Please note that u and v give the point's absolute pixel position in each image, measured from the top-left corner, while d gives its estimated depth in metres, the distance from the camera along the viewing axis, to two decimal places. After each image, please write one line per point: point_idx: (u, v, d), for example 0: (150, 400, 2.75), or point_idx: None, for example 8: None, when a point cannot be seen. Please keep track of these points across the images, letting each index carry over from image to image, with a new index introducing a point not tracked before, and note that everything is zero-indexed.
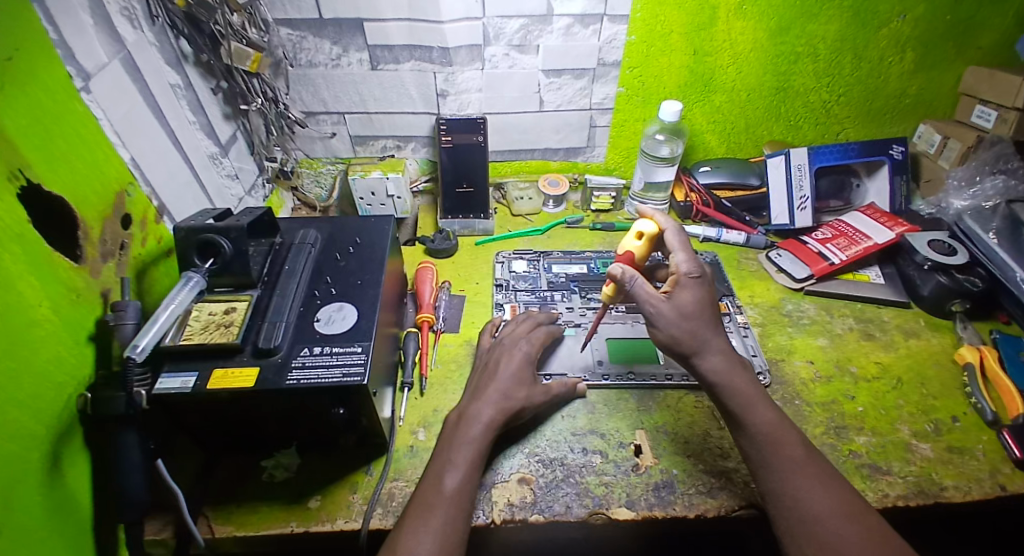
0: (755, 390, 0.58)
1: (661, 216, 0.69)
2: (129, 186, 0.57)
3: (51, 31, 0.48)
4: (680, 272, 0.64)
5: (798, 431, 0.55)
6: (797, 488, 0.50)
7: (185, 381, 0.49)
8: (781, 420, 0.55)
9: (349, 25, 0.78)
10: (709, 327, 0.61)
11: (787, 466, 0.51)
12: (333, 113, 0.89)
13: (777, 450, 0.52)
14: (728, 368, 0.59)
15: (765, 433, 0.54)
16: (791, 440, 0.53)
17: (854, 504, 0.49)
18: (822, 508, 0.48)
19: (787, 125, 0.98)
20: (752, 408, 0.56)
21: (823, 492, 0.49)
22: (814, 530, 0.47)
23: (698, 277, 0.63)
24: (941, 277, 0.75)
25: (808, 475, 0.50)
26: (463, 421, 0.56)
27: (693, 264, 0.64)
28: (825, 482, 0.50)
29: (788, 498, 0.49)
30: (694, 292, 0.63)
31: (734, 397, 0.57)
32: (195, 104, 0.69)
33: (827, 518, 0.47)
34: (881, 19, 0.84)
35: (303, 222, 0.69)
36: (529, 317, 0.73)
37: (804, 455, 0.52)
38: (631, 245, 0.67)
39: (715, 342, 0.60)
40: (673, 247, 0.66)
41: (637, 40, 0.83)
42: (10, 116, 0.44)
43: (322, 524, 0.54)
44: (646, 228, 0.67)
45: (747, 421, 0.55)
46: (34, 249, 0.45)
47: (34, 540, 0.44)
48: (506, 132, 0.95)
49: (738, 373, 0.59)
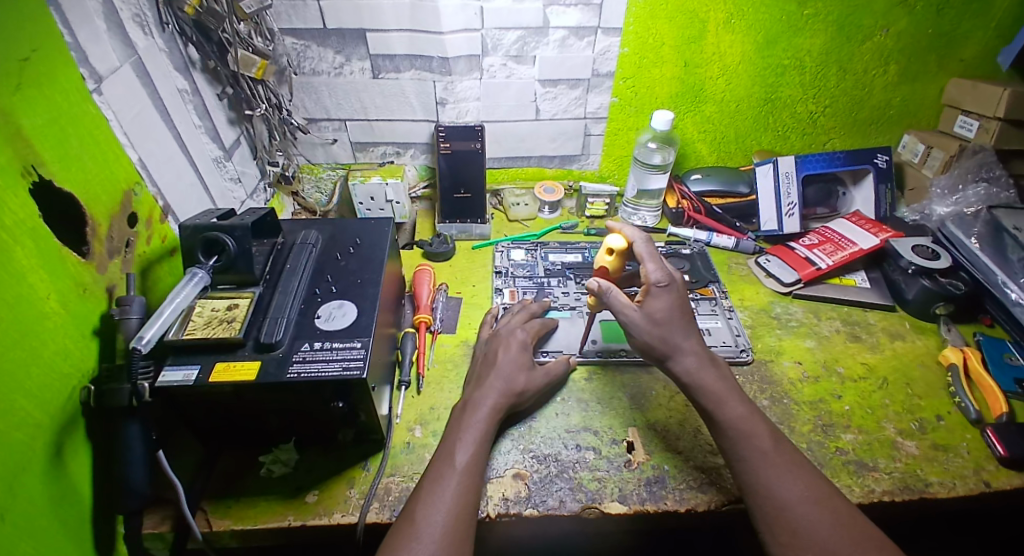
0: (725, 385, 0.60)
1: (629, 227, 0.67)
2: (137, 185, 0.58)
3: (67, 34, 0.50)
4: (650, 282, 0.64)
5: (768, 421, 0.57)
6: (768, 478, 0.52)
7: (188, 374, 0.50)
8: (750, 413, 0.57)
9: (352, 35, 0.81)
10: (680, 330, 0.63)
11: (756, 457, 0.53)
12: (335, 119, 0.92)
13: (746, 442, 0.55)
14: (700, 366, 0.62)
15: (734, 427, 0.56)
16: (758, 432, 0.55)
17: (822, 488, 0.51)
18: (790, 495, 0.50)
19: (775, 135, 1.01)
20: (723, 404, 0.58)
21: (791, 479, 0.51)
22: (786, 517, 0.49)
23: (667, 285, 0.64)
24: (925, 281, 0.78)
25: (777, 465, 0.52)
26: (469, 408, 0.59)
27: (663, 272, 0.64)
28: (795, 468, 0.52)
29: (759, 488, 0.51)
30: (666, 300, 0.63)
31: (706, 395, 0.59)
32: (202, 109, 0.71)
33: (797, 503, 0.49)
34: (864, 34, 0.87)
35: (305, 223, 0.71)
36: (525, 306, 0.77)
37: (772, 445, 0.54)
38: (603, 260, 0.67)
39: (687, 345, 0.63)
40: (643, 257, 0.65)
41: (630, 53, 0.87)
42: (28, 115, 0.46)
43: (319, 518, 0.55)
44: (615, 241, 0.66)
45: (718, 417, 0.58)
46: (46, 243, 0.46)
47: (36, 529, 0.44)
48: (503, 140, 0.98)
49: (709, 370, 0.61)
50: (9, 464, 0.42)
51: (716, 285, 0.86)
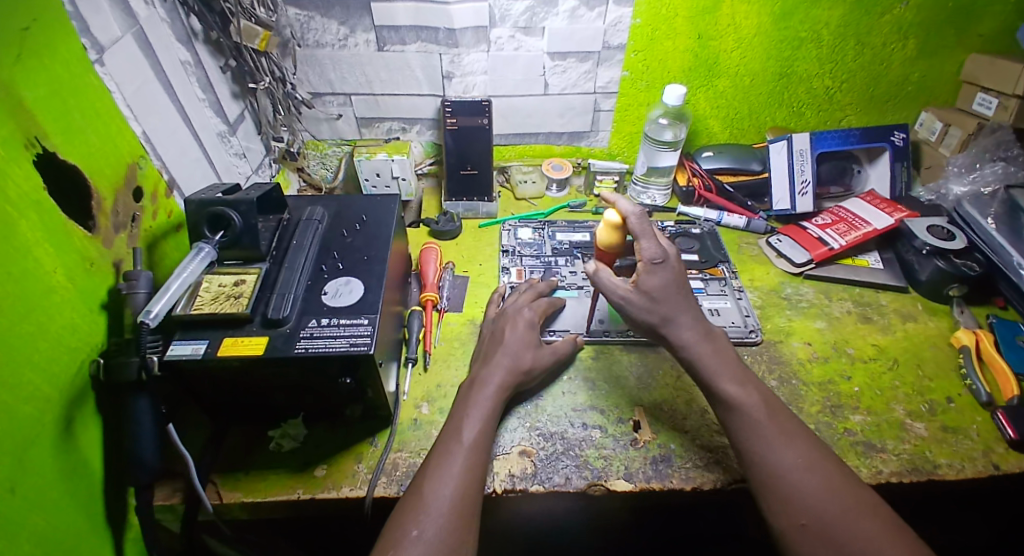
0: (722, 358, 0.60)
1: (624, 201, 0.63)
2: (141, 159, 0.58)
3: (68, 3, 0.49)
4: (643, 260, 0.63)
5: (765, 391, 0.57)
6: (762, 447, 0.52)
7: (196, 348, 0.50)
8: (744, 385, 0.57)
9: (356, 5, 0.79)
10: (679, 305, 0.62)
11: (749, 427, 0.53)
12: (339, 94, 0.90)
13: (739, 413, 0.55)
14: (697, 339, 0.61)
15: (727, 398, 0.56)
16: (752, 402, 0.55)
17: (818, 457, 0.51)
18: (783, 463, 0.50)
19: (789, 111, 0.98)
20: (717, 376, 0.58)
21: (786, 448, 0.51)
22: (779, 485, 0.49)
23: (661, 262, 0.63)
24: (939, 261, 0.76)
25: (771, 434, 0.52)
26: (476, 385, 0.59)
27: (657, 248, 0.63)
28: (789, 437, 0.52)
29: (753, 457, 0.52)
30: (661, 277, 0.62)
31: (700, 368, 0.59)
32: (205, 82, 0.69)
33: (790, 471, 0.49)
34: (885, 5, 0.84)
35: (311, 199, 0.70)
36: (532, 285, 0.76)
37: (766, 415, 0.54)
38: (604, 238, 0.64)
39: (684, 320, 0.62)
40: (636, 234, 0.63)
41: (642, 24, 0.84)
42: (29, 87, 0.45)
43: (328, 491, 0.56)
44: (612, 218, 0.62)
45: (713, 389, 0.58)
46: (51, 217, 0.46)
47: (48, 500, 0.45)
48: (511, 115, 0.96)
49: (706, 343, 0.61)
50: (19, 436, 0.42)
51: (726, 265, 0.85)
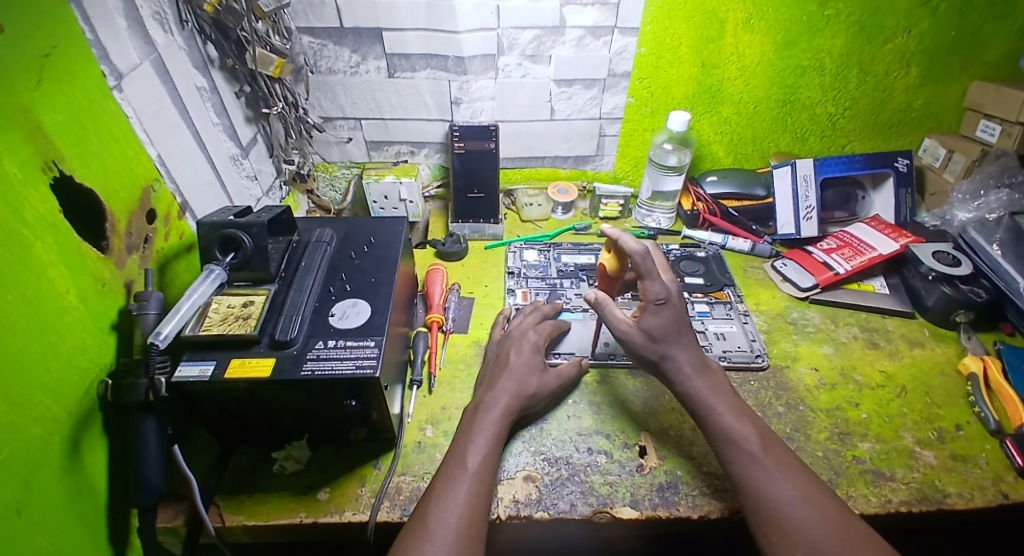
0: (717, 392, 0.60)
1: (627, 237, 0.61)
2: (155, 182, 0.59)
3: (88, 31, 0.51)
4: (647, 299, 0.62)
5: (760, 424, 0.57)
6: (758, 479, 0.51)
7: (203, 370, 0.50)
8: (740, 417, 0.57)
9: (368, 34, 0.81)
10: (678, 342, 0.62)
11: (745, 460, 0.53)
12: (349, 118, 0.92)
13: (734, 447, 0.54)
14: (693, 373, 0.61)
15: (723, 431, 0.56)
16: (747, 435, 0.55)
17: (815, 490, 0.50)
18: (781, 495, 0.50)
19: (793, 137, 1.00)
20: (713, 410, 0.58)
21: (783, 480, 0.51)
22: (776, 517, 0.49)
23: (665, 301, 0.62)
24: (945, 287, 0.76)
25: (767, 467, 0.52)
26: (480, 408, 0.59)
27: (663, 287, 0.62)
28: (785, 470, 0.52)
29: (750, 489, 0.51)
30: (664, 316, 0.62)
31: (696, 402, 0.59)
32: (220, 107, 0.71)
33: (788, 504, 0.49)
34: (886, 35, 0.86)
35: (320, 222, 0.71)
36: (537, 307, 0.76)
37: (761, 448, 0.54)
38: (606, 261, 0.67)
39: (682, 356, 0.62)
40: (641, 273, 0.61)
41: (647, 53, 0.86)
42: (49, 112, 0.46)
43: (330, 516, 0.55)
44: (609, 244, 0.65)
45: (708, 421, 0.58)
46: (66, 239, 0.47)
47: (53, 522, 0.44)
48: (518, 140, 0.98)
49: (702, 377, 0.61)
50: (26, 456, 0.42)
51: (732, 289, 0.85)
